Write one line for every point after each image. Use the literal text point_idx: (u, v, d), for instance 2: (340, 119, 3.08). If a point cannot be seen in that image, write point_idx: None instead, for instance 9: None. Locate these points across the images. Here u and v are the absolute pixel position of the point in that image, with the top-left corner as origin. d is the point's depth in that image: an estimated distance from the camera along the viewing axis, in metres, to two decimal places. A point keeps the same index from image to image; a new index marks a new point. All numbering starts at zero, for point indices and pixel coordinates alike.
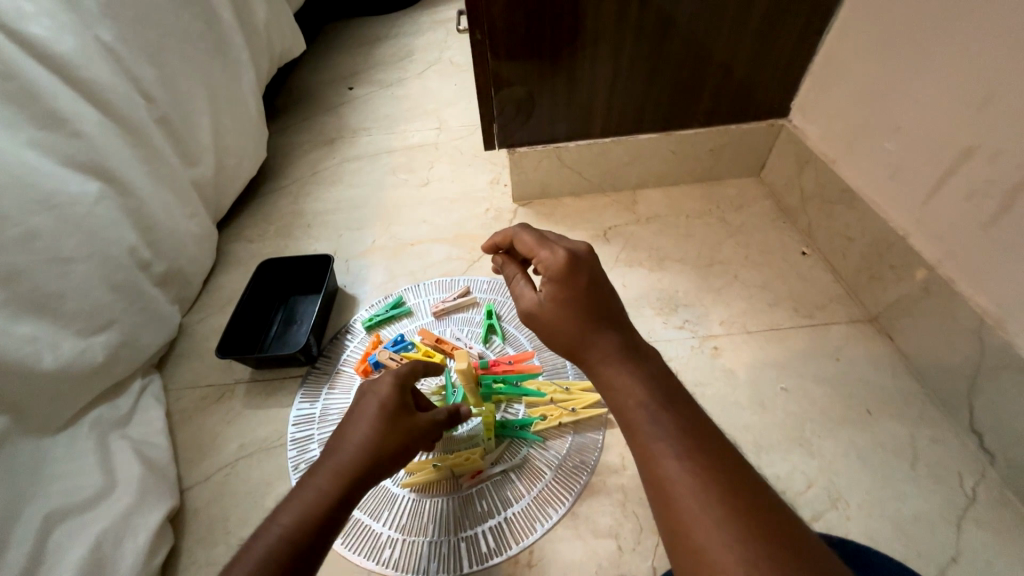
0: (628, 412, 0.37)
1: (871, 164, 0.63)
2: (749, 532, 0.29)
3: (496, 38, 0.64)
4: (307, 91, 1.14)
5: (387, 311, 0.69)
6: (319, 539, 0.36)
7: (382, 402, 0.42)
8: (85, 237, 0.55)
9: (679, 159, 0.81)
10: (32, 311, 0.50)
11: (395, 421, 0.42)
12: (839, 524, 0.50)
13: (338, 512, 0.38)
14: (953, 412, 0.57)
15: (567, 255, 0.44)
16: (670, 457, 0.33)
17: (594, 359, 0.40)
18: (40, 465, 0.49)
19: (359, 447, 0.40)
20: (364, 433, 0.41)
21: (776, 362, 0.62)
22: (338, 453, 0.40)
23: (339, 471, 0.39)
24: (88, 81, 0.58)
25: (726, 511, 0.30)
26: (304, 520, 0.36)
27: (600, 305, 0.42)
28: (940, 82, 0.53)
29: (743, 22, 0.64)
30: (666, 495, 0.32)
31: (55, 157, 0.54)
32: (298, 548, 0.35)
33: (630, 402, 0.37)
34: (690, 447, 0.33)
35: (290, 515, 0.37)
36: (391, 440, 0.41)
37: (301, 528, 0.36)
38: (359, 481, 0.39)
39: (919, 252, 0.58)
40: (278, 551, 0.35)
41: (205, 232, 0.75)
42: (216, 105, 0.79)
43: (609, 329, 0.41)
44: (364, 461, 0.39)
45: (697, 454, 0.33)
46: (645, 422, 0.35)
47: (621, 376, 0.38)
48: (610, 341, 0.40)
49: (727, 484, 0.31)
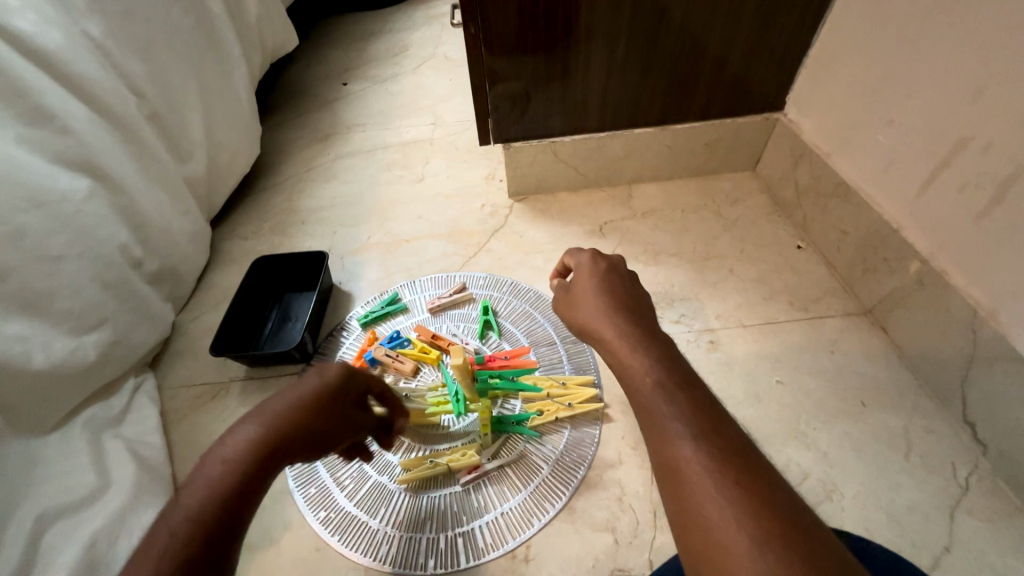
0: (645, 394, 0.38)
1: (865, 158, 0.63)
2: (760, 512, 0.30)
3: (491, 31, 0.63)
4: (301, 87, 1.13)
5: (382, 308, 0.69)
6: (231, 513, 0.34)
7: (318, 385, 0.42)
8: (74, 235, 0.55)
9: (674, 153, 0.80)
10: (21, 310, 0.50)
11: (325, 404, 0.41)
12: (835, 515, 0.51)
13: (249, 483, 0.35)
14: (947, 403, 0.57)
15: (606, 263, 0.52)
16: (685, 439, 0.34)
17: (617, 345, 0.44)
18: (31, 466, 0.48)
19: (273, 416, 0.38)
20: (289, 412, 0.39)
21: (771, 355, 0.62)
22: (254, 423, 0.38)
23: (253, 439, 0.37)
24: (75, 76, 0.57)
25: (739, 492, 0.31)
26: (211, 495, 0.34)
27: (629, 301, 0.48)
28: (933, 75, 0.53)
29: (738, 15, 0.64)
30: (679, 473, 0.33)
31: (43, 154, 0.54)
32: (208, 523, 0.33)
33: (648, 383, 0.39)
34: (705, 429, 0.35)
35: (197, 496, 0.34)
36: (311, 409, 0.40)
37: (211, 502, 0.34)
38: (274, 450, 0.37)
39: (912, 244, 0.58)
40: (188, 524, 0.32)
41: (197, 229, 0.74)
42: (207, 101, 0.78)
43: (629, 320, 0.45)
44: (282, 429, 0.38)
45: (711, 436, 0.34)
46: (662, 405, 0.37)
47: (644, 363, 0.41)
48: (630, 330, 0.44)
49: (740, 466, 0.33)
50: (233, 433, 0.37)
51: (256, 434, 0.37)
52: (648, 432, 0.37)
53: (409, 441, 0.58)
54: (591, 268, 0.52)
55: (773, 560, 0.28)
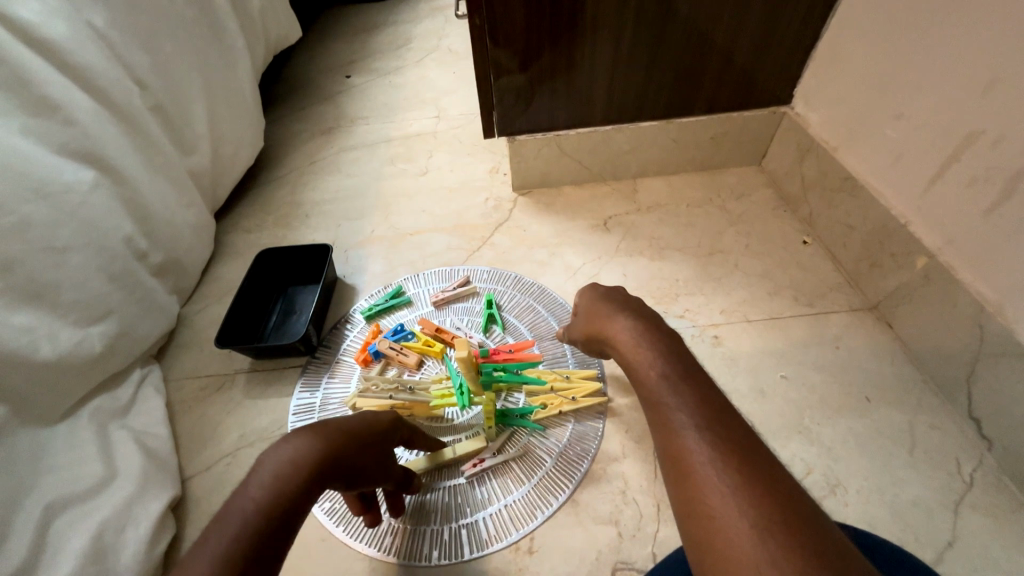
0: (651, 388, 0.40)
1: (873, 151, 0.63)
2: (764, 500, 0.30)
3: (496, 23, 0.63)
4: (304, 79, 1.12)
5: (386, 301, 0.69)
6: (287, 522, 0.32)
7: (373, 418, 0.43)
8: (80, 227, 0.55)
9: (680, 147, 0.80)
10: (28, 301, 0.50)
11: (372, 437, 0.42)
12: (838, 510, 0.51)
13: (307, 493, 0.34)
14: (952, 399, 0.57)
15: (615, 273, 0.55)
16: (690, 429, 0.35)
17: (624, 342, 0.45)
18: (39, 455, 0.48)
19: (336, 429, 0.39)
20: (347, 431, 0.40)
21: (776, 350, 0.62)
22: (321, 432, 0.38)
23: (320, 444, 0.37)
24: (79, 66, 0.57)
25: (742, 481, 0.31)
26: (274, 494, 0.33)
27: (634, 305, 0.50)
28: (943, 68, 0.53)
29: (746, 7, 0.63)
30: (683, 462, 0.34)
31: (47, 145, 0.53)
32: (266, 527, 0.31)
33: (653, 376, 0.40)
34: (710, 420, 0.36)
35: (259, 493, 0.32)
36: (365, 433, 0.41)
37: (277, 501, 0.32)
38: (333, 464, 0.37)
39: (919, 239, 0.58)
40: (252, 523, 0.31)
41: (202, 222, 0.74)
42: (211, 93, 0.77)
43: (634, 318, 0.47)
44: (343, 443, 0.38)
45: (715, 427, 0.35)
46: (667, 396, 0.38)
47: (650, 359, 0.42)
48: (635, 327, 0.46)
49: (744, 457, 0.33)
50: (295, 436, 0.36)
51: (319, 440, 0.37)
52: (655, 425, 0.38)
53: None
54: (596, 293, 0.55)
55: (775, 547, 0.28)
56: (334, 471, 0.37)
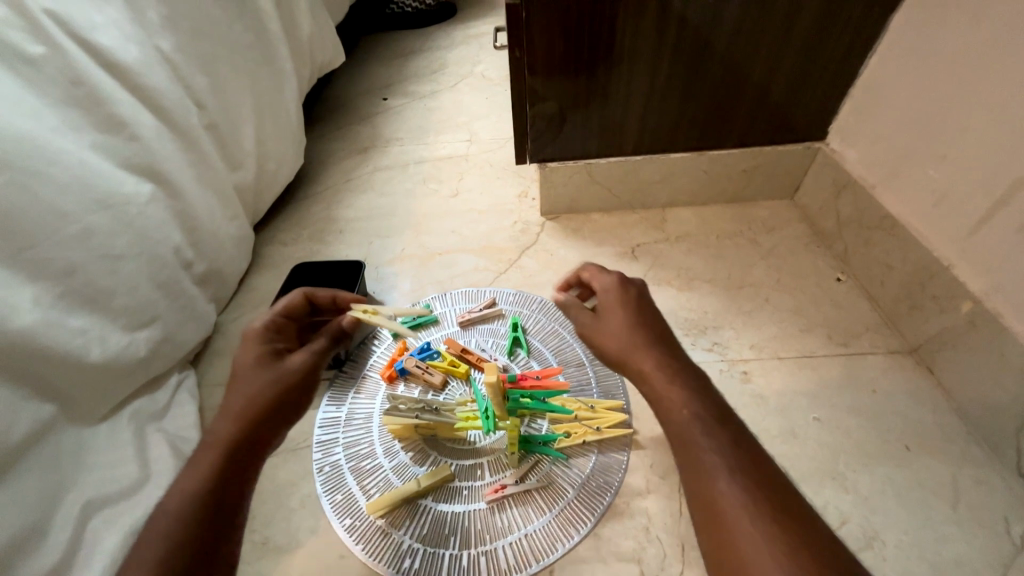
0: (679, 425, 0.38)
1: (913, 192, 0.62)
2: (798, 550, 0.31)
3: (535, 54, 0.65)
4: (344, 100, 1.18)
5: (414, 318, 0.70)
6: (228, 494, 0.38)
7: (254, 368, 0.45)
8: (135, 237, 0.58)
9: (710, 178, 0.80)
10: (84, 305, 0.53)
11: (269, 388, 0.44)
12: (875, 565, 0.48)
13: (237, 468, 0.40)
14: (999, 453, 0.54)
15: (619, 278, 0.51)
16: (723, 474, 0.35)
17: (647, 367, 0.43)
18: (81, 454, 0.50)
19: (241, 407, 0.42)
20: (239, 400, 0.42)
21: (808, 390, 0.60)
22: (240, 399, 0.43)
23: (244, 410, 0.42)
24: (146, 87, 0.61)
25: (777, 529, 0.32)
26: (194, 501, 0.37)
27: (650, 321, 0.47)
28: (989, 113, 0.52)
29: (783, 45, 0.64)
30: (719, 513, 0.33)
31: (112, 159, 0.57)
32: (214, 496, 0.38)
33: (683, 414, 0.39)
34: (742, 469, 0.35)
35: (174, 499, 0.37)
36: (265, 386, 0.43)
37: (193, 502, 0.37)
38: (252, 437, 0.41)
39: (963, 284, 0.56)
40: (174, 526, 0.36)
41: (243, 233, 0.77)
42: (261, 113, 0.82)
43: (655, 340, 0.45)
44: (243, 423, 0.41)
45: (748, 475, 0.35)
46: (697, 436, 0.37)
47: (673, 392, 0.40)
48: (657, 355, 0.44)
49: (780, 507, 0.33)
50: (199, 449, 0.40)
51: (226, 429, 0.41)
52: (683, 465, 0.37)
53: (436, 454, 0.58)
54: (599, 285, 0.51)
55: None
56: (266, 425, 0.42)
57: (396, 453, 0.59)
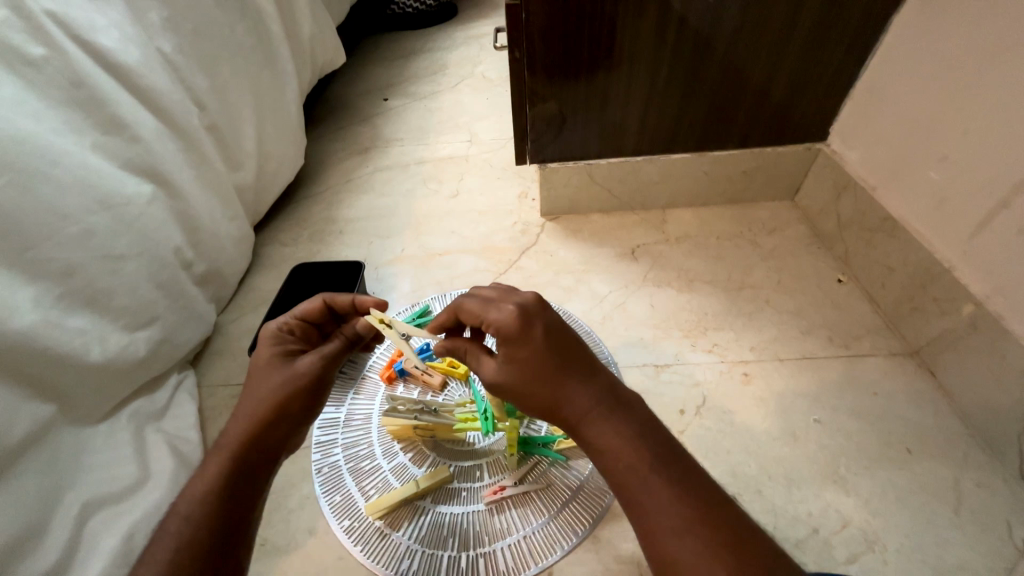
0: (621, 477, 0.35)
1: (915, 193, 0.62)
2: None
3: (535, 55, 0.65)
4: (344, 101, 1.18)
5: (412, 319, 0.69)
6: (235, 499, 0.39)
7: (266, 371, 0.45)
8: (135, 237, 0.58)
9: (710, 180, 0.80)
10: (84, 305, 0.53)
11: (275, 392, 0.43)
12: (876, 569, 0.48)
13: (245, 473, 0.40)
14: (1001, 456, 0.54)
15: (512, 306, 0.40)
16: (671, 530, 0.33)
17: (573, 415, 0.37)
18: (80, 454, 0.50)
19: (250, 412, 0.42)
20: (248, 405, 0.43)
21: (809, 393, 0.60)
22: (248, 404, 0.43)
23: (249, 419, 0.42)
24: (147, 88, 0.61)
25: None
26: (202, 506, 0.38)
27: (562, 359, 0.38)
28: (992, 115, 0.52)
29: (784, 46, 0.64)
30: (668, 564, 0.32)
31: (113, 160, 0.57)
32: (222, 501, 0.39)
33: (623, 467, 0.35)
34: (688, 520, 0.33)
35: (186, 503, 0.39)
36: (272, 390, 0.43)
37: (203, 506, 0.38)
38: (259, 443, 0.41)
39: (964, 286, 0.56)
40: (182, 531, 0.37)
41: (243, 234, 0.77)
42: (261, 113, 0.82)
43: (580, 376, 0.38)
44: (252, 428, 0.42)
45: (694, 527, 0.32)
46: (641, 490, 0.34)
47: (612, 443, 0.36)
48: (587, 401, 0.37)
49: (727, 554, 0.31)
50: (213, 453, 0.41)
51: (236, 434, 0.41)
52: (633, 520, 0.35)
53: (435, 455, 0.58)
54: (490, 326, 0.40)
55: None
56: (272, 430, 0.42)
57: (395, 454, 0.59)
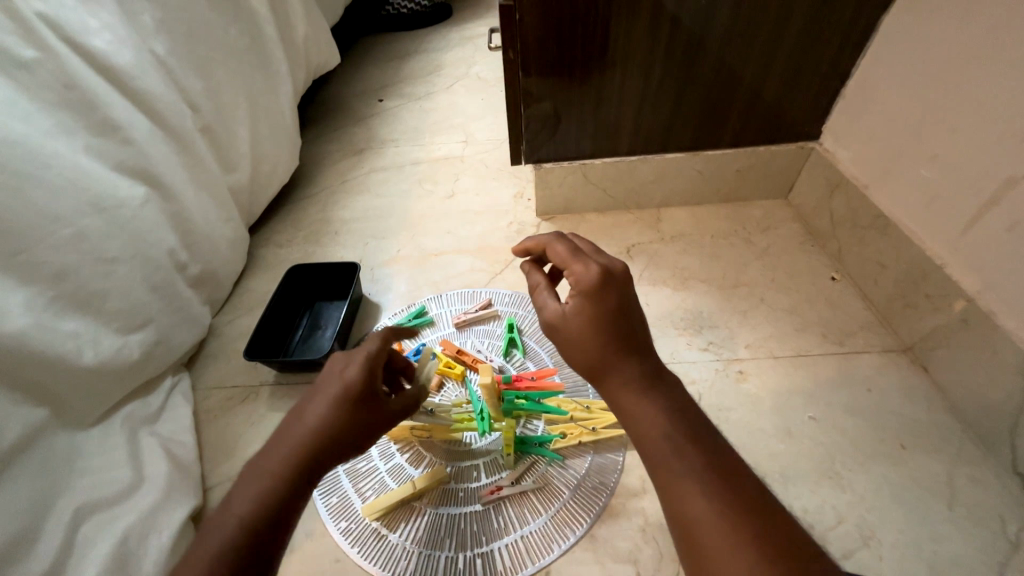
0: (650, 440, 0.37)
1: (905, 191, 0.62)
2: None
3: (528, 55, 0.65)
4: (339, 102, 1.18)
5: (409, 320, 0.70)
6: (284, 510, 0.38)
7: (345, 383, 0.42)
8: (129, 239, 0.58)
9: (704, 179, 0.80)
10: (77, 308, 0.53)
11: (353, 411, 0.41)
12: (871, 564, 0.48)
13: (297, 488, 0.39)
14: (994, 451, 0.54)
15: (598, 267, 0.44)
16: (696, 493, 0.34)
17: (614, 374, 0.41)
18: (73, 459, 0.50)
19: (319, 425, 0.40)
20: (318, 415, 0.40)
21: (803, 389, 0.60)
22: (292, 437, 0.40)
23: (293, 454, 0.39)
24: (140, 90, 0.61)
25: (755, 553, 0.31)
26: (256, 510, 0.37)
27: (620, 320, 0.42)
28: (980, 113, 0.52)
29: (775, 46, 0.64)
30: (687, 521, 0.33)
31: (106, 162, 0.57)
32: (277, 506, 0.38)
33: (654, 430, 0.37)
34: (717, 485, 0.34)
35: (240, 504, 0.37)
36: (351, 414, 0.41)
37: (258, 508, 0.37)
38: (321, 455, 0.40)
39: (956, 282, 0.57)
40: (233, 534, 0.36)
41: (237, 235, 0.77)
42: (255, 115, 0.82)
43: (632, 346, 0.41)
44: (321, 437, 0.40)
45: (723, 493, 0.33)
46: (668, 452, 0.36)
47: (641, 403, 0.39)
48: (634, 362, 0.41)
49: (755, 527, 0.32)
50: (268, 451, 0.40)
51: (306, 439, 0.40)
52: (658, 483, 0.36)
53: (431, 456, 0.58)
54: (572, 269, 0.46)
55: None
56: (336, 445, 0.40)
57: (391, 455, 0.58)
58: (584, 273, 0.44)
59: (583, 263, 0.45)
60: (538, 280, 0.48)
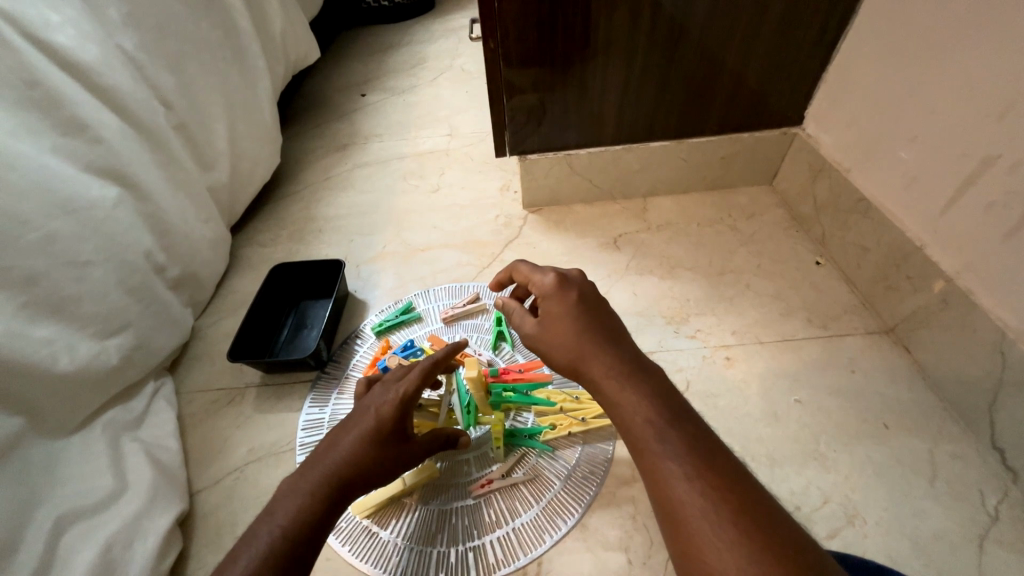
0: (634, 431, 0.37)
1: (885, 174, 0.63)
2: (763, 557, 0.29)
3: (509, 45, 0.64)
4: (320, 97, 1.15)
5: (396, 316, 0.69)
6: (320, 526, 0.39)
7: (379, 408, 0.44)
8: (101, 242, 0.56)
9: (689, 167, 0.80)
10: (49, 314, 0.51)
11: (384, 435, 0.43)
12: (857, 542, 0.49)
13: (334, 505, 0.40)
14: (975, 428, 0.55)
15: (554, 273, 0.48)
16: (681, 479, 0.34)
17: (593, 370, 0.42)
18: (52, 468, 0.49)
19: (354, 446, 0.42)
20: (353, 437, 0.42)
21: (789, 373, 0.61)
22: (328, 460, 0.41)
23: (327, 476, 0.40)
24: (108, 88, 0.59)
25: (740, 534, 0.31)
26: (294, 524, 0.38)
27: (591, 318, 0.44)
28: (957, 95, 0.53)
29: (756, 32, 0.64)
30: (675, 509, 0.33)
31: (74, 162, 0.55)
32: (315, 520, 0.39)
33: (637, 420, 0.37)
34: (699, 469, 0.34)
35: (277, 519, 0.38)
36: (383, 438, 0.43)
37: (297, 521, 0.38)
38: (357, 475, 0.41)
39: (935, 264, 0.57)
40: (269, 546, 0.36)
41: (218, 235, 0.75)
42: (232, 112, 0.80)
43: (607, 340, 0.42)
44: (356, 458, 0.41)
45: (706, 476, 0.33)
46: (652, 439, 0.36)
47: (623, 392, 0.39)
48: (609, 354, 0.41)
49: (738, 510, 0.32)
50: (307, 468, 0.41)
51: (343, 458, 0.41)
52: (643, 472, 0.36)
53: None
54: (536, 280, 0.48)
55: None
56: (370, 466, 0.42)
57: None
58: (547, 282, 0.47)
59: (544, 273, 0.48)
60: (511, 303, 0.51)
